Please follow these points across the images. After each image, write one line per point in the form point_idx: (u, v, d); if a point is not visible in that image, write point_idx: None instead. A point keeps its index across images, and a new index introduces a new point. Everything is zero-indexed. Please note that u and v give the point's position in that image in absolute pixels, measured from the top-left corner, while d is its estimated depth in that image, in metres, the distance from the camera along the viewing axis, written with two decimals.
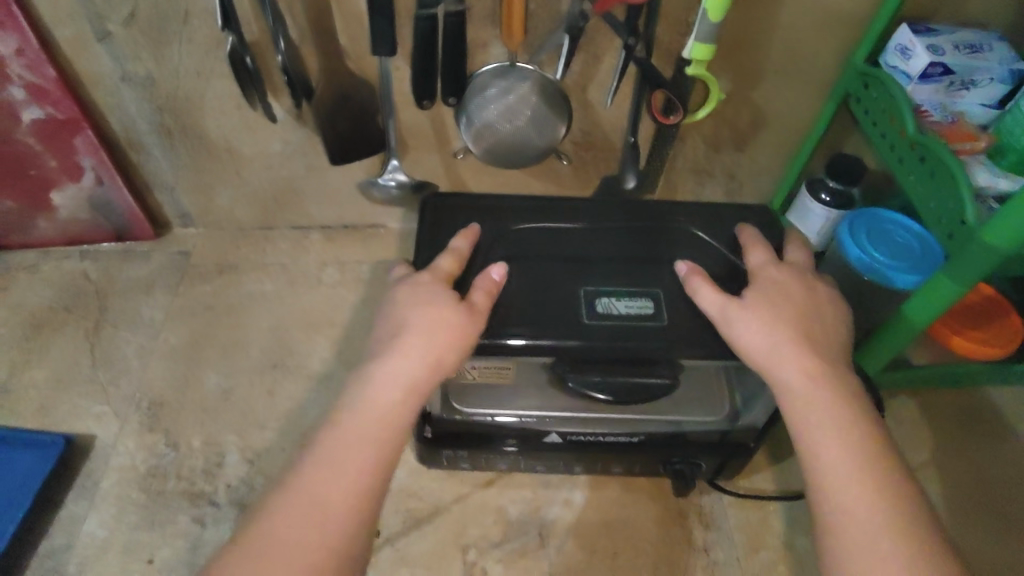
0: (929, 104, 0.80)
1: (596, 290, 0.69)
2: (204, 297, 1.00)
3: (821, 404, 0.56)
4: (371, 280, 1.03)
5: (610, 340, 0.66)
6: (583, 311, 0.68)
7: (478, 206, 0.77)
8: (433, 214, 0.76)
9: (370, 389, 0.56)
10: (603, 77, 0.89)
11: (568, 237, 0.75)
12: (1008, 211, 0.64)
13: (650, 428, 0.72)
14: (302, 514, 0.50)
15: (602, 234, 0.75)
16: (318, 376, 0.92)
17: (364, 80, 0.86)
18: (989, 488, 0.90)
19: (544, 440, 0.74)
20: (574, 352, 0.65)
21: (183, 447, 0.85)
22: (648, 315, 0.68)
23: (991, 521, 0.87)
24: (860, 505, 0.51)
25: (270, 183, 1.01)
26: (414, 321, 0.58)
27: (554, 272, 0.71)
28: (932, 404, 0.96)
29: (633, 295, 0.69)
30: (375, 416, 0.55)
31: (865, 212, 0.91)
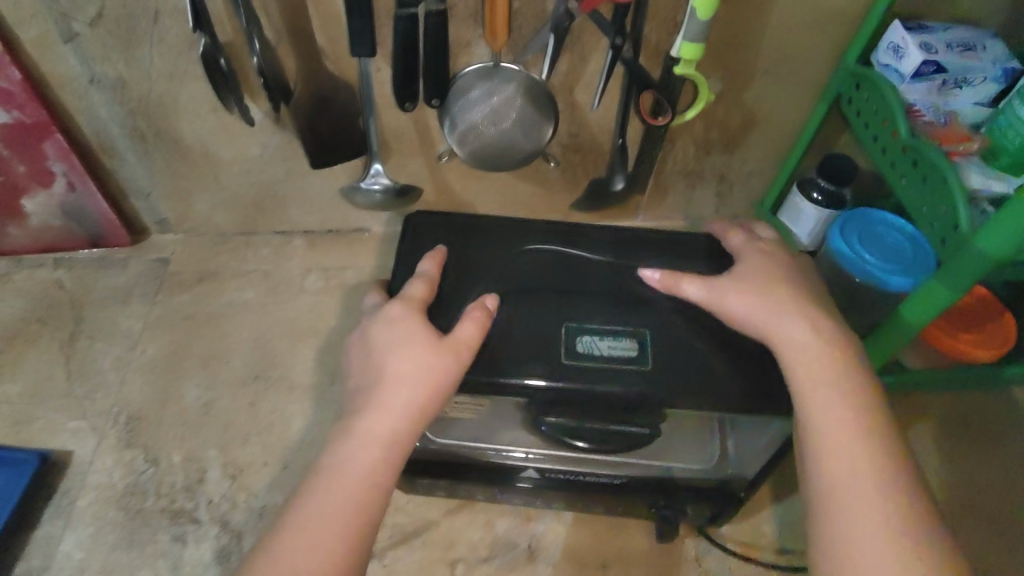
0: (923, 105, 0.78)
1: (578, 328, 0.66)
2: (183, 306, 0.98)
3: (837, 409, 0.55)
4: (355, 288, 1.01)
5: (589, 381, 0.62)
6: (562, 350, 0.64)
7: (458, 224, 0.75)
8: (412, 235, 0.74)
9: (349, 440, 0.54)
10: (591, 78, 0.86)
11: (557, 263, 0.72)
12: (1000, 219, 0.63)
13: (632, 470, 0.70)
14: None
15: (593, 262, 0.72)
16: (302, 387, 0.90)
17: (344, 82, 0.83)
18: (981, 492, 0.90)
19: (522, 474, 0.73)
20: (548, 394, 0.62)
21: (163, 463, 0.82)
22: (629, 357, 0.64)
23: (983, 525, 0.87)
24: (851, 454, 0.53)
25: (250, 188, 0.99)
26: (392, 366, 0.56)
27: (536, 302, 0.68)
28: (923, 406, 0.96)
29: (617, 336, 0.65)
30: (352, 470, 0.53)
31: (855, 213, 0.91)
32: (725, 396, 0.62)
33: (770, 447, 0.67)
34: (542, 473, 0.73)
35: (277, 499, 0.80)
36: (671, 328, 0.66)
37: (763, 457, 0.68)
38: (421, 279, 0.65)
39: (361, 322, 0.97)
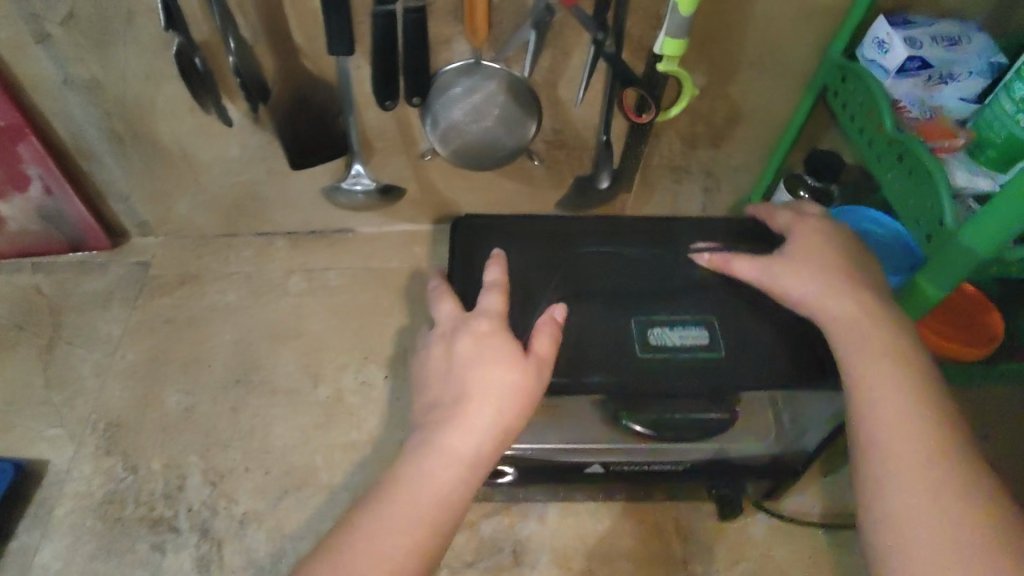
0: (908, 99, 0.77)
1: (648, 320, 0.66)
2: (164, 310, 0.96)
3: (896, 408, 0.52)
4: (338, 289, 0.99)
5: (670, 374, 0.63)
6: (636, 343, 0.65)
7: (517, 227, 0.74)
8: (466, 244, 0.73)
9: (433, 458, 0.52)
10: (574, 74, 0.85)
11: (612, 256, 0.72)
12: (985, 213, 0.62)
13: (694, 455, 0.70)
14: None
15: (650, 253, 0.72)
16: (284, 391, 0.88)
17: (322, 80, 0.82)
18: None
19: (588, 470, 0.71)
20: (625, 389, 0.63)
21: (142, 469, 0.81)
22: (703, 345, 0.65)
23: None
24: (910, 462, 0.49)
25: (230, 190, 0.97)
26: (479, 383, 0.54)
27: (596, 298, 0.68)
28: None
29: (686, 325, 0.66)
30: (434, 489, 0.51)
31: (845, 210, 0.90)
32: (791, 371, 0.64)
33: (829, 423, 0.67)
34: (607, 468, 0.71)
35: (259, 505, 0.79)
36: (736, 314, 0.67)
37: (822, 433, 0.68)
38: (491, 291, 0.63)
39: (344, 324, 0.95)
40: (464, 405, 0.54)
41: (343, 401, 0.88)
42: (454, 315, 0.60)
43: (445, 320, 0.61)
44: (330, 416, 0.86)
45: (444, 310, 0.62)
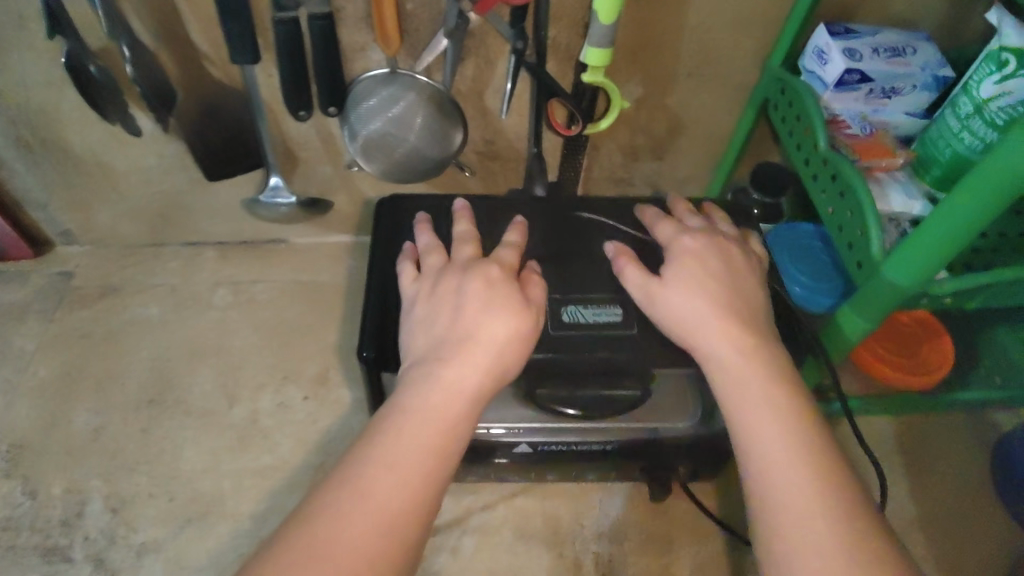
0: (849, 114, 0.73)
1: (562, 298, 0.61)
2: (82, 323, 0.93)
3: (772, 424, 0.48)
4: (265, 303, 0.96)
5: (576, 351, 0.58)
6: (547, 319, 0.59)
7: (438, 200, 0.71)
8: (388, 215, 0.69)
9: (437, 389, 0.48)
10: (499, 83, 0.81)
11: (543, 229, 0.67)
12: (912, 242, 0.57)
13: (621, 435, 0.65)
14: (360, 526, 0.41)
15: (577, 222, 0.68)
16: (198, 411, 0.85)
17: (232, 89, 0.78)
18: (959, 520, 0.80)
19: (515, 450, 0.67)
20: (542, 367, 0.57)
21: (42, 495, 0.78)
22: (617, 321, 0.59)
23: (959, 555, 0.78)
24: (794, 482, 0.45)
25: (153, 199, 0.93)
26: (477, 320, 0.52)
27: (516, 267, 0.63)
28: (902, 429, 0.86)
29: (601, 302, 0.60)
30: (437, 422, 0.47)
31: (785, 230, 0.85)
32: None
33: None
34: (535, 447, 0.67)
35: (159, 534, 0.75)
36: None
37: None
38: (431, 252, 0.61)
39: (267, 340, 0.92)
40: (464, 342, 0.50)
41: (258, 424, 0.84)
42: (447, 267, 0.58)
43: (435, 270, 0.58)
44: (243, 439, 0.83)
45: (435, 261, 0.59)
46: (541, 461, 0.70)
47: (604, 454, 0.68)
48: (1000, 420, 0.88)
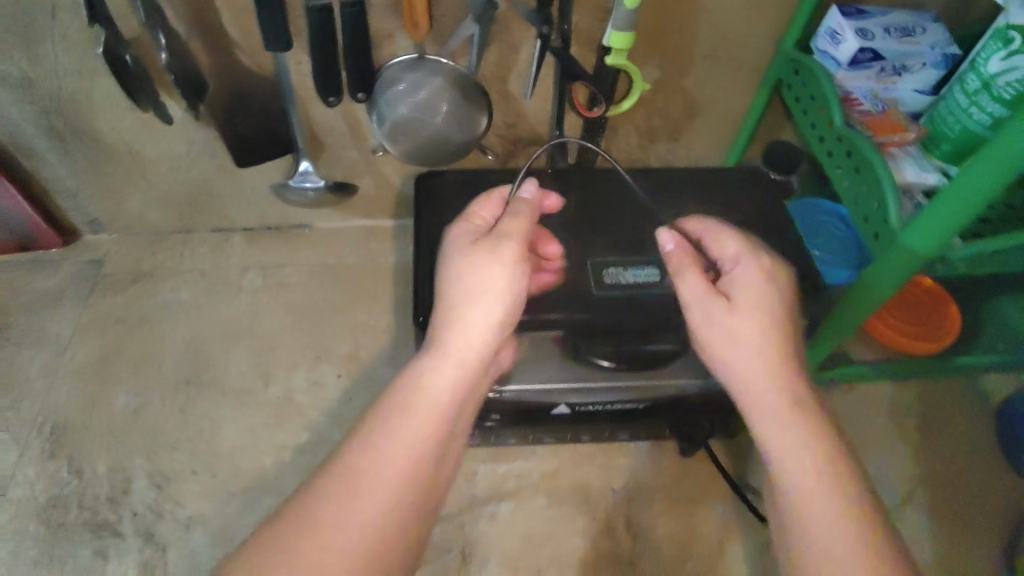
0: (861, 91, 0.76)
1: (603, 261, 0.66)
2: (116, 308, 0.95)
3: (820, 490, 0.47)
4: (293, 286, 0.98)
5: (619, 308, 0.63)
6: (591, 282, 0.65)
7: (477, 177, 0.75)
8: (429, 190, 0.74)
9: (430, 363, 0.51)
10: (522, 67, 0.84)
11: (581, 199, 0.72)
12: (930, 212, 0.60)
13: (656, 395, 0.68)
14: (359, 505, 0.45)
15: (613, 194, 0.73)
16: (234, 390, 0.88)
17: (262, 76, 0.80)
18: (966, 479, 0.85)
19: (554, 412, 0.70)
20: (581, 324, 0.62)
21: (87, 473, 0.80)
22: (655, 282, 0.64)
23: (967, 512, 0.82)
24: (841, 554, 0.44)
25: (182, 186, 0.95)
26: (471, 292, 0.52)
27: (558, 234, 0.68)
28: (907, 394, 0.91)
29: (640, 264, 0.66)
30: (430, 399, 0.50)
31: (804, 205, 0.89)
32: None
33: None
34: (573, 408, 0.70)
35: (204, 508, 0.78)
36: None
37: None
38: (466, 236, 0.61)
39: (297, 321, 0.94)
40: (458, 309, 0.52)
41: (294, 401, 0.87)
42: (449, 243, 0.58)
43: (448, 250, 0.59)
44: (280, 417, 0.85)
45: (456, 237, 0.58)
46: (578, 422, 0.74)
47: (639, 413, 0.72)
48: (1004, 384, 0.93)
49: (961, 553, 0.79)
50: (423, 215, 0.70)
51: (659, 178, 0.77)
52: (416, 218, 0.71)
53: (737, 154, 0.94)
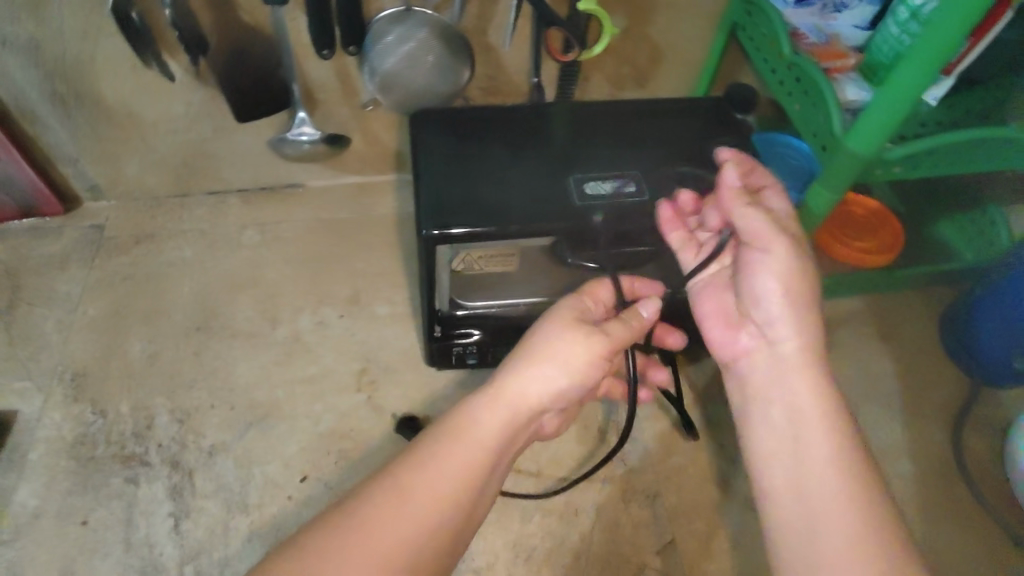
0: (806, 26, 0.84)
1: (583, 177, 0.75)
2: (122, 267, 0.99)
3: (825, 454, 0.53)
4: (292, 239, 1.04)
5: (599, 215, 0.71)
6: (573, 194, 0.73)
7: (460, 117, 0.82)
8: (420, 126, 0.81)
9: (488, 406, 0.54)
10: (500, 20, 0.91)
11: (564, 130, 0.82)
12: (866, 116, 0.69)
13: None
14: (413, 512, 0.47)
15: (591, 126, 0.82)
16: (244, 334, 0.93)
17: (260, 33, 0.85)
18: (910, 375, 0.95)
19: None
20: (568, 231, 0.70)
21: (111, 413, 0.85)
22: (630, 191, 0.73)
23: (913, 401, 0.92)
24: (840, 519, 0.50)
25: (180, 148, 1.00)
26: (553, 357, 0.56)
27: (541, 161, 0.77)
28: (857, 306, 1.01)
29: (616, 179, 0.74)
30: (482, 436, 0.52)
31: (763, 136, 0.95)
32: None
33: None
34: None
35: (225, 437, 0.84)
36: (661, 171, 0.76)
37: None
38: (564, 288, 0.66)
39: (298, 270, 1.00)
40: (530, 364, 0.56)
41: (301, 340, 0.93)
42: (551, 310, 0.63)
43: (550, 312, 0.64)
44: (290, 355, 0.91)
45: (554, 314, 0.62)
46: None
47: None
48: (945, 295, 1.03)
49: (911, 437, 0.89)
50: (417, 146, 0.78)
51: (621, 111, 0.85)
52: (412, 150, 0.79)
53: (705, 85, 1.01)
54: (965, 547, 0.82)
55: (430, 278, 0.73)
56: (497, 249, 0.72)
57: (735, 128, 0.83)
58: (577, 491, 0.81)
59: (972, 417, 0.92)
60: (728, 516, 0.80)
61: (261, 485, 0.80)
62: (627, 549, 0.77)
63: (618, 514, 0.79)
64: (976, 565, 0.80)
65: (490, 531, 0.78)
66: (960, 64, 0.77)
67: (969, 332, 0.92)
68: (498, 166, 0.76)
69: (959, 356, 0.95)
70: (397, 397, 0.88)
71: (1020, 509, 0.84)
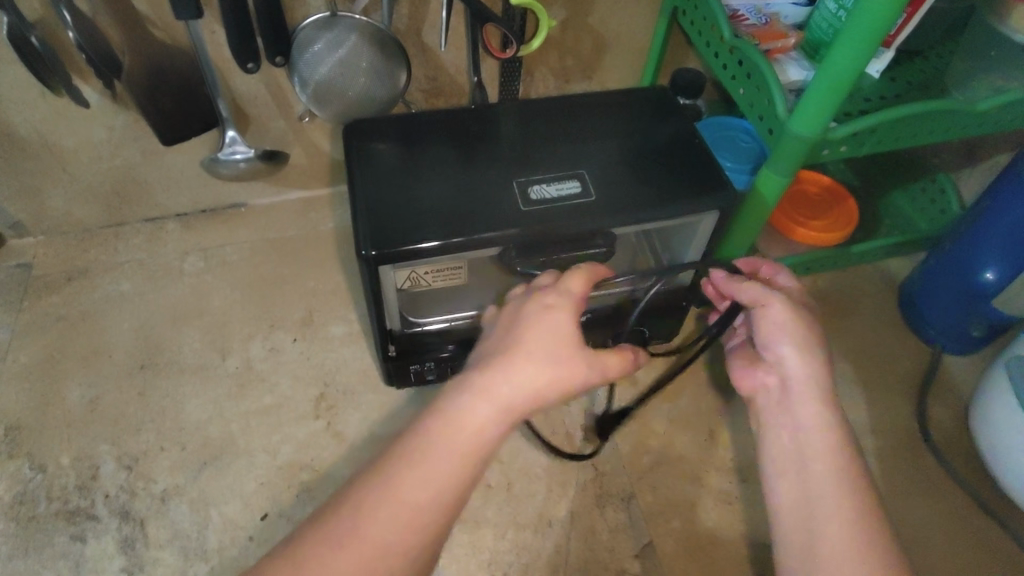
0: (745, 9, 0.83)
1: (527, 181, 0.73)
2: (55, 308, 0.93)
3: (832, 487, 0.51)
4: (237, 263, 0.99)
5: (546, 218, 0.69)
6: (518, 199, 0.71)
7: (401, 122, 0.78)
8: (356, 136, 0.76)
9: (463, 400, 0.47)
10: (434, 19, 0.87)
11: (513, 127, 0.79)
12: (809, 97, 0.68)
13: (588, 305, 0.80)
14: (377, 522, 0.42)
15: (542, 123, 0.80)
16: (192, 367, 0.88)
17: (178, 49, 0.80)
18: (871, 348, 0.96)
19: None
20: (517, 240, 0.69)
21: (52, 466, 0.80)
22: (576, 193, 0.72)
23: (874, 372, 0.93)
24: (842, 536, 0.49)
25: (106, 176, 0.94)
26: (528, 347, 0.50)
27: (489, 164, 0.74)
28: (816, 285, 1.01)
29: (561, 180, 0.73)
30: (451, 438, 0.45)
31: (711, 121, 0.93)
32: (675, 192, 0.72)
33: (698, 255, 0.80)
34: None
35: (179, 480, 0.79)
36: (609, 169, 0.74)
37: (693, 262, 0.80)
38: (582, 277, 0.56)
39: (245, 295, 0.95)
40: (511, 356, 0.49)
41: (253, 370, 0.88)
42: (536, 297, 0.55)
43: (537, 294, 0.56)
44: (243, 386, 0.87)
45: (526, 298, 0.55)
46: None
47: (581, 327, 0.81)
48: (900, 266, 1.04)
49: (878, 411, 0.90)
50: (353, 159, 0.74)
51: (568, 104, 0.82)
52: (347, 163, 0.74)
53: (649, 72, 0.98)
54: (935, 517, 0.82)
55: (375, 296, 0.69)
56: (482, 253, 0.70)
57: (683, 115, 0.81)
58: (550, 501, 0.79)
59: (935, 386, 0.93)
60: (703, 511, 0.79)
61: (220, 528, 0.76)
62: (605, 556, 0.75)
63: (593, 521, 0.78)
64: (947, 535, 0.81)
65: (463, 553, 0.75)
66: (898, 37, 0.76)
67: (928, 302, 0.93)
68: (443, 172, 0.73)
69: (919, 325, 0.96)
70: (358, 420, 0.84)
71: (984, 473, 0.86)
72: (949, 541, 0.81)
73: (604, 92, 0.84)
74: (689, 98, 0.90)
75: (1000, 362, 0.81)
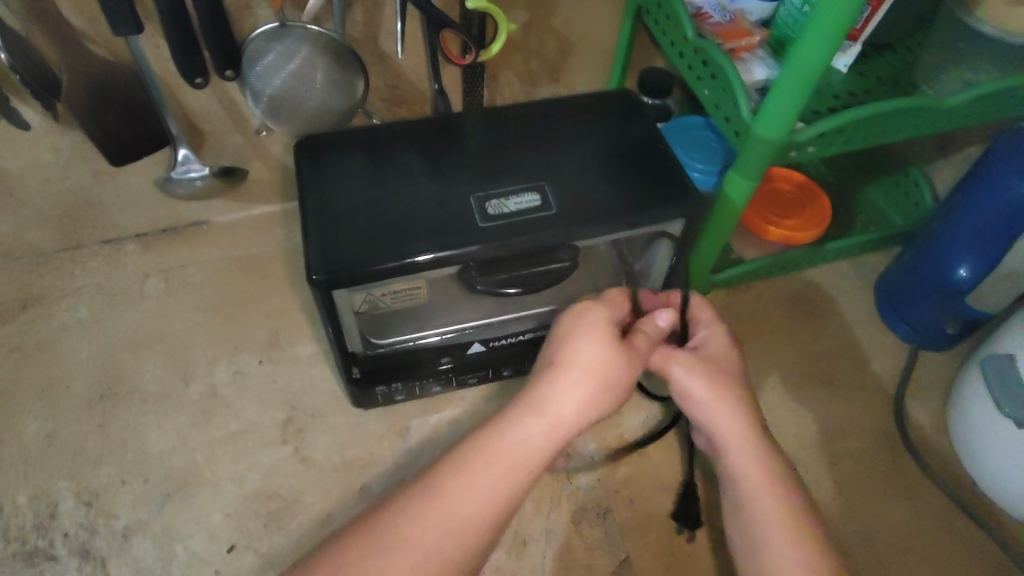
0: (710, 6, 0.81)
1: (486, 195, 0.70)
2: (9, 338, 0.90)
3: (782, 537, 0.51)
4: (198, 283, 0.96)
5: (506, 233, 0.67)
6: (477, 214, 0.68)
7: (359, 135, 0.76)
8: (310, 154, 0.73)
9: (517, 416, 0.52)
10: (390, 25, 0.84)
11: (473, 136, 0.76)
12: (773, 100, 0.66)
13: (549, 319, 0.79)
14: (428, 526, 0.48)
15: (504, 131, 0.77)
16: (154, 396, 0.85)
17: (122, 65, 0.76)
18: (848, 347, 0.94)
19: (469, 352, 0.78)
20: (477, 257, 0.66)
21: (8, 505, 0.77)
22: (537, 206, 0.69)
23: (850, 371, 0.92)
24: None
25: (57, 200, 0.90)
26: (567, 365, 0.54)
27: (449, 177, 0.72)
28: (792, 283, 1.00)
29: (521, 193, 0.70)
30: (510, 447, 0.51)
31: (679, 121, 0.92)
32: (638, 201, 0.70)
33: (665, 263, 0.78)
34: (487, 345, 0.78)
35: (141, 514, 0.77)
36: (572, 179, 0.72)
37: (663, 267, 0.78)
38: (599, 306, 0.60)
39: (208, 317, 0.92)
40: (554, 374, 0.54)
41: (218, 395, 0.86)
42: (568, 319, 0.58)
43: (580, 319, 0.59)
44: (208, 413, 0.84)
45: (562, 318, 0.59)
46: (495, 360, 0.81)
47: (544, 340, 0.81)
48: (875, 262, 1.03)
49: (857, 411, 0.89)
50: (303, 178, 0.71)
51: (531, 110, 0.80)
52: (298, 182, 0.71)
53: (616, 71, 0.96)
54: (916, 519, 0.81)
55: (332, 322, 0.67)
56: (440, 271, 0.68)
57: (648, 119, 0.78)
58: (525, 519, 0.77)
59: (913, 383, 0.92)
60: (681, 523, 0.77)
61: (185, 564, 0.74)
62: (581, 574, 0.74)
63: (570, 538, 0.76)
64: (927, 535, 0.80)
65: None
66: (864, 30, 0.74)
67: (904, 298, 0.92)
68: (399, 186, 0.70)
69: (893, 322, 0.95)
70: (328, 443, 0.82)
71: (963, 471, 0.85)
72: (930, 542, 0.80)
73: (568, 97, 0.82)
74: (656, 98, 0.88)
75: (973, 361, 0.81)
